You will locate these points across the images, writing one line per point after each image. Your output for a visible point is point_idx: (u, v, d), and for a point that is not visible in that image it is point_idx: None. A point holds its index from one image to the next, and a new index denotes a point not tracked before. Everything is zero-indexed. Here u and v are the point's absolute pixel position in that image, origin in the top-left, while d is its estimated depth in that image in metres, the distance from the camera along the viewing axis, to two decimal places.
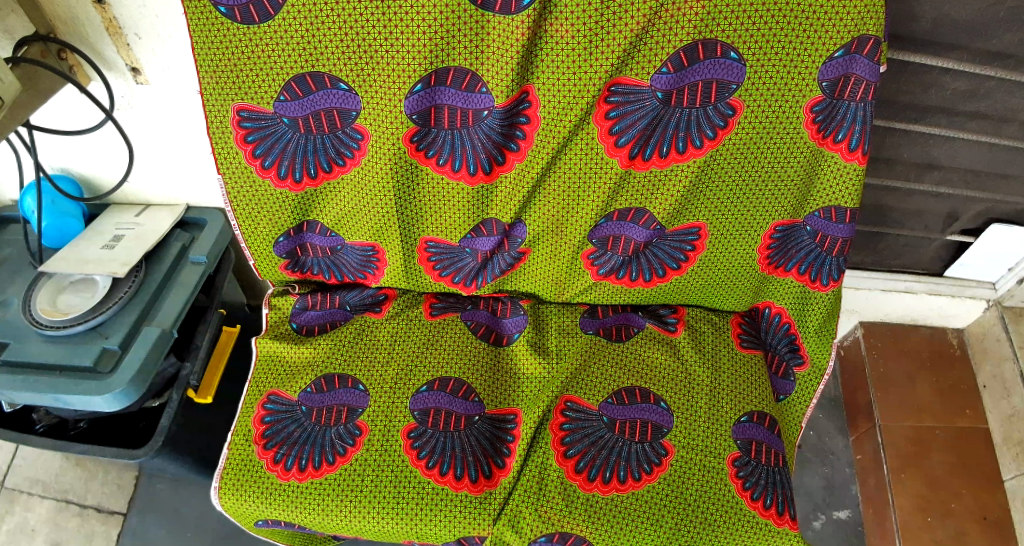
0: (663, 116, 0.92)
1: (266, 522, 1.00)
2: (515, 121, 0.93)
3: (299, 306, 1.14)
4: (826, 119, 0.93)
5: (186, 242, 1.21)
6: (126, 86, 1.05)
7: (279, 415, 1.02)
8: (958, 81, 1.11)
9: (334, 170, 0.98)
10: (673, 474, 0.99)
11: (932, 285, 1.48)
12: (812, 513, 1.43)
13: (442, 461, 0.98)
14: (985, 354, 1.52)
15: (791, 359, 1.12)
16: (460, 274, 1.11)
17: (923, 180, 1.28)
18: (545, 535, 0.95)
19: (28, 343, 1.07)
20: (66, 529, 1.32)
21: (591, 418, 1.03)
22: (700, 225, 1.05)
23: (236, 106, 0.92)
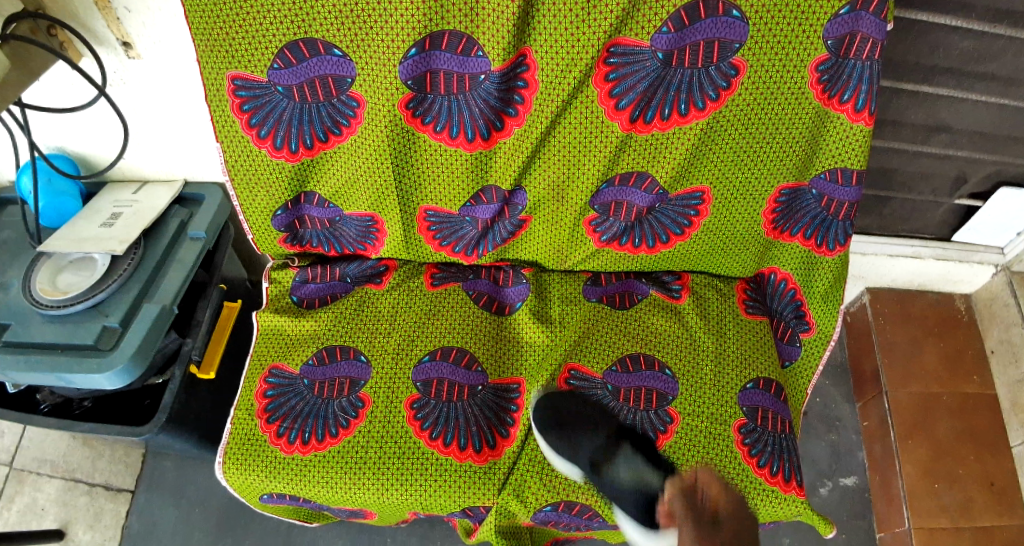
0: (664, 77, 0.90)
1: (271, 496, 1.00)
2: (512, 85, 0.91)
3: (299, 279, 1.12)
4: (832, 78, 0.91)
5: (185, 218, 1.20)
6: (117, 61, 1.03)
7: (282, 389, 1.02)
8: (967, 40, 1.08)
9: (330, 140, 0.97)
10: (678, 442, 0.98)
11: (940, 250, 1.46)
12: (817, 480, 1.44)
13: (446, 431, 0.98)
14: (992, 319, 1.50)
15: (797, 326, 1.11)
16: (461, 244, 1.10)
17: (931, 143, 1.25)
18: (550, 504, 0.95)
19: (29, 325, 1.06)
20: (75, 508, 1.33)
21: (595, 386, 1.02)
22: (703, 189, 1.03)
23: (231, 74, 0.91)
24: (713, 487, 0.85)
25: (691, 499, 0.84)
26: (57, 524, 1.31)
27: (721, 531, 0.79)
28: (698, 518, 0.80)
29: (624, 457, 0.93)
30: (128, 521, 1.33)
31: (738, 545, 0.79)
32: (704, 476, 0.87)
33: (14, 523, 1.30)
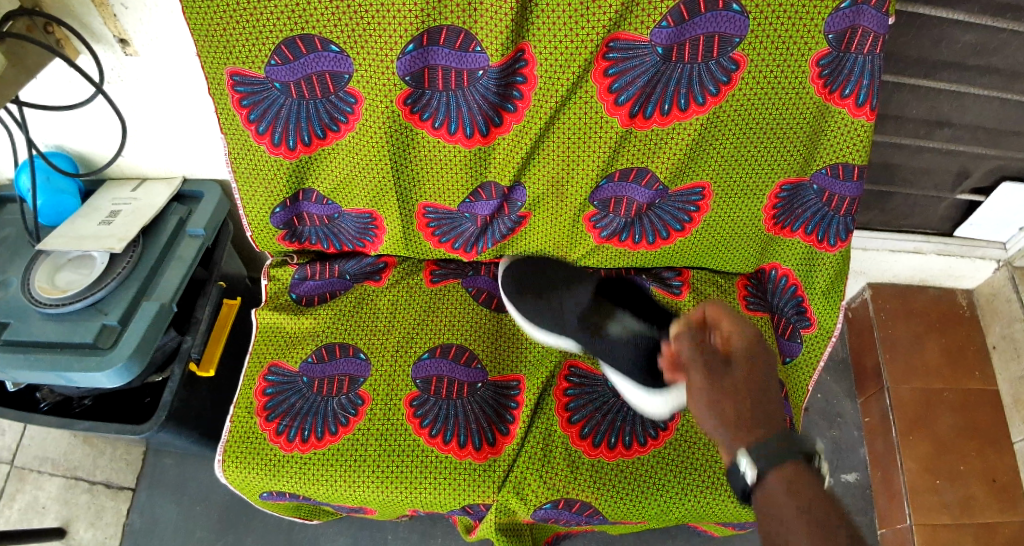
0: (664, 72, 0.89)
1: (270, 494, 1.00)
2: (511, 81, 0.91)
3: (298, 276, 1.12)
4: (832, 73, 0.91)
5: (184, 215, 1.19)
6: (115, 58, 1.02)
7: (281, 386, 1.01)
8: (968, 34, 1.07)
9: (328, 136, 0.96)
10: (679, 439, 0.98)
11: (942, 246, 1.45)
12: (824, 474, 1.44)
13: (445, 429, 0.97)
14: (994, 315, 1.49)
15: (797, 322, 1.10)
16: (460, 240, 1.09)
17: (932, 138, 1.24)
18: (550, 502, 0.95)
19: (28, 323, 1.06)
20: (76, 505, 1.33)
21: (596, 383, 1.03)
22: (704, 185, 1.02)
23: (229, 70, 0.90)
24: (722, 324, 0.86)
25: (697, 338, 0.86)
26: (58, 522, 1.31)
27: (731, 368, 0.82)
28: (706, 361, 0.83)
29: (615, 318, 1.05)
30: (129, 519, 1.33)
31: (753, 381, 0.81)
32: (712, 311, 0.88)
33: (16, 521, 1.30)
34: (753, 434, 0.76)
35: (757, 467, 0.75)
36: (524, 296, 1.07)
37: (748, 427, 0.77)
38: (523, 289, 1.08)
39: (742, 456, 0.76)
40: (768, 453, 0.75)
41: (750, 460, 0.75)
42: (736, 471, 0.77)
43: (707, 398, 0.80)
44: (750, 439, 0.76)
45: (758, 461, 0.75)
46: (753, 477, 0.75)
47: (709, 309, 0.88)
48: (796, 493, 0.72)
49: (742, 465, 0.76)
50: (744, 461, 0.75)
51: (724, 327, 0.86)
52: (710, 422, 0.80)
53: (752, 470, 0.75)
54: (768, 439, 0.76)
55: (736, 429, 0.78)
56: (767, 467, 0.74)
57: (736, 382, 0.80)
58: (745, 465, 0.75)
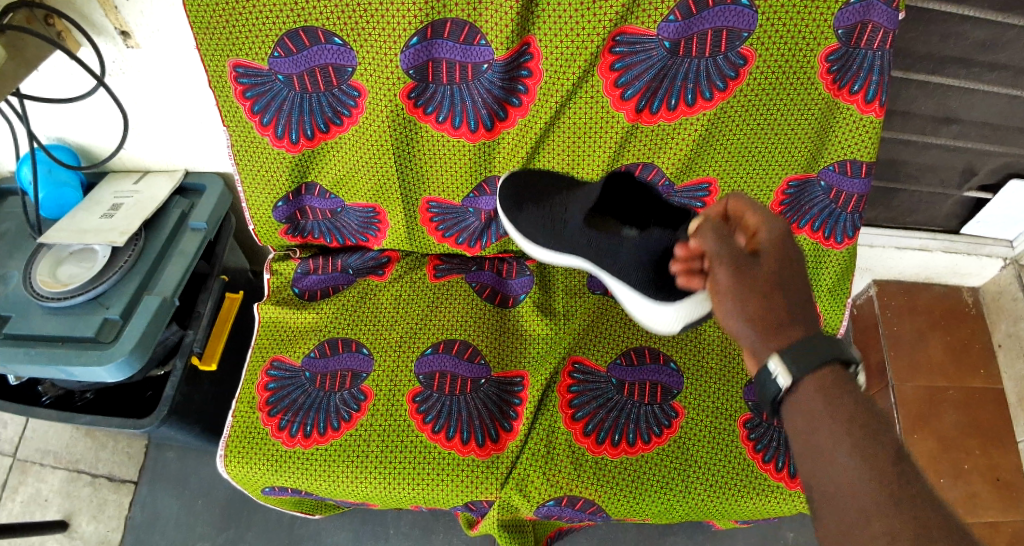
0: (670, 67, 0.89)
1: (272, 489, 0.99)
2: (516, 74, 0.90)
3: (301, 271, 1.11)
4: (841, 68, 0.90)
5: (185, 209, 1.19)
6: (116, 51, 1.02)
7: (283, 381, 1.01)
8: (978, 29, 1.06)
9: (331, 130, 0.95)
10: (683, 437, 0.97)
11: (948, 243, 1.44)
12: None
13: (448, 425, 0.97)
14: (1000, 312, 1.49)
15: None
16: (464, 235, 1.09)
17: (940, 134, 1.23)
18: (553, 499, 0.94)
19: (30, 317, 1.05)
20: (79, 498, 1.33)
21: (599, 380, 1.01)
22: (710, 180, 1.01)
23: (232, 62, 0.89)
24: (749, 216, 0.72)
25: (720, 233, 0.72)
26: (61, 515, 1.31)
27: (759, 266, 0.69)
28: (731, 255, 0.69)
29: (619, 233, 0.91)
30: (131, 513, 1.33)
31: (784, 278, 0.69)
32: (734, 205, 0.74)
33: (18, 514, 1.30)
34: (787, 333, 0.67)
35: (793, 373, 0.65)
36: (523, 206, 0.96)
37: (781, 328, 0.67)
38: (522, 199, 0.96)
39: (772, 360, 0.66)
40: (805, 358, 0.65)
41: (783, 365, 0.65)
42: (764, 374, 0.66)
43: (731, 297, 0.69)
44: (784, 342, 0.67)
45: (793, 368, 0.65)
46: (788, 383, 0.65)
47: (732, 201, 0.74)
48: (832, 401, 0.64)
49: (773, 370, 0.66)
50: (776, 365, 0.65)
51: (751, 219, 0.71)
52: (733, 320, 0.69)
53: (785, 377, 0.65)
54: (805, 341, 0.66)
55: (765, 331, 0.68)
56: (804, 373, 0.65)
57: (766, 280, 0.68)
58: (778, 370, 0.65)
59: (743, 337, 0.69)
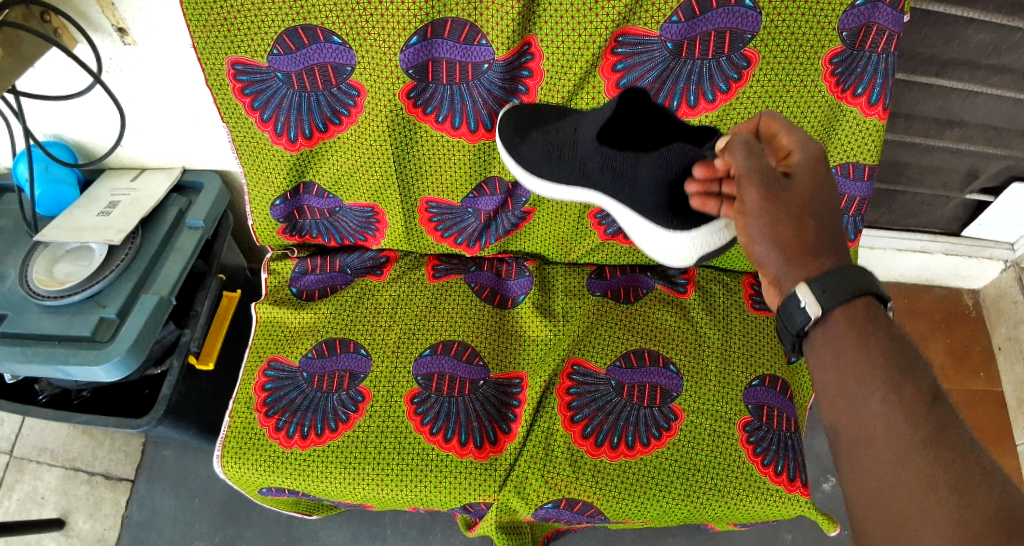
0: (673, 68, 0.88)
1: (270, 490, 0.99)
2: (516, 74, 0.89)
3: (298, 270, 1.11)
4: (845, 71, 0.89)
5: (183, 206, 1.18)
6: (113, 47, 1.01)
7: (280, 382, 1.00)
8: (984, 32, 1.05)
9: (330, 130, 0.95)
10: (682, 440, 0.97)
11: (950, 245, 1.43)
12: (821, 475, 1.35)
13: (446, 427, 0.97)
14: (1000, 315, 1.48)
15: None
16: (463, 235, 1.08)
17: (943, 136, 1.22)
18: (552, 502, 0.94)
19: (27, 315, 1.05)
20: (76, 496, 1.32)
21: (598, 382, 1.00)
22: None
23: (230, 60, 0.88)
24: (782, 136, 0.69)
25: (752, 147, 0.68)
26: (57, 513, 1.31)
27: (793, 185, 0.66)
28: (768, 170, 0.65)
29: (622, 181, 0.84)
30: (127, 511, 1.32)
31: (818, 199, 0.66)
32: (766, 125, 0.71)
33: (14, 512, 1.30)
34: (815, 265, 0.66)
35: (822, 305, 0.64)
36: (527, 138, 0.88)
37: (810, 257, 0.66)
38: (523, 127, 0.88)
39: (801, 289, 0.65)
40: (836, 287, 0.64)
41: (812, 295, 0.65)
42: (791, 304, 0.66)
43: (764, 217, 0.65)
44: (812, 272, 0.66)
45: (823, 299, 0.64)
46: (816, 313, 0.65)
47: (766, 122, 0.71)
48: (862, 334, 0.64)
49: (802, 300, 0.65)
50: (805, 294, 0.65)
51: (785, 142, 0.69)
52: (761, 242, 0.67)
53: (815, 307, 0.65)
54: (835, 270, 0.65)
55: (793, 257, 0.66)
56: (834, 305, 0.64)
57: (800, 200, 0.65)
58: (807, 302, 0.65)
59: (767, 265, 0.68)
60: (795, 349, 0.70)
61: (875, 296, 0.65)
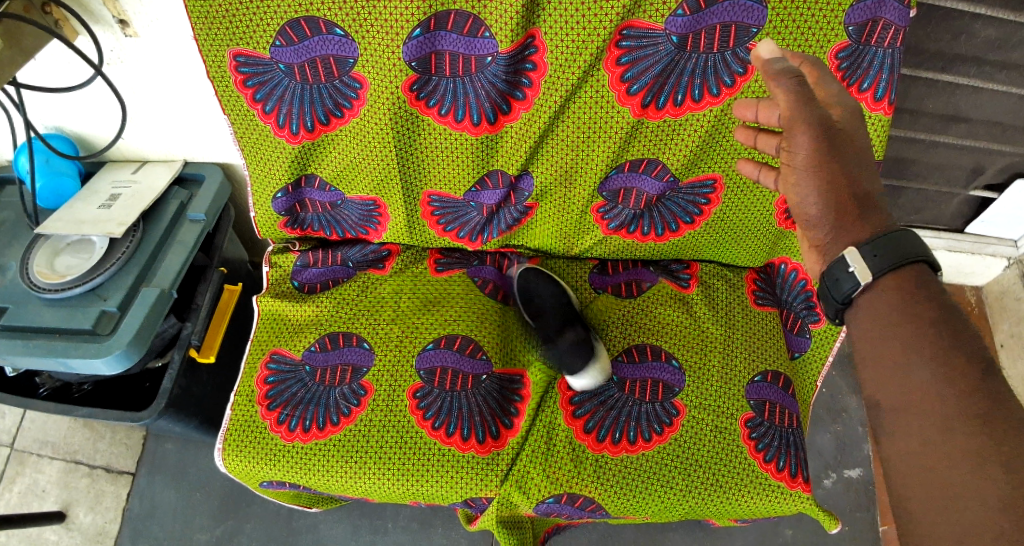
0: (678, 61, 0.87)
1: (271, 483, 0.99)
2: (520, 67, 0.88)
3: (300, 264, 1.10)
4: (851, 66, 0.88)
5: (184, 199, 1.18)
6: (114, 39, 1.00)
7: (282, 375, 1.00)
8: (990, 27, 1.05)
9: (332, 122, 0.94)
10: (684, 436, 0.97)
11: (953, 242, 1.43)
12: (822, 471, 1.35)
13: (448, 421, 0.96)
14: (1003, 312, 1.48)
15: (807, 316, 1.08)
16: (465, 229, 1.08)
17: (948, 133, 1.22)
18: (553, 497, 0.94)
19: (27, 308, 1.04)
20: (76, 489, 1.32)
21: (600, 377, 1.00)
22: (715, 177, 1.00)
23: (231, 51, 0.88)
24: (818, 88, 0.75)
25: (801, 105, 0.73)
26: (58, 506, 1.30)
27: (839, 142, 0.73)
28: (819, 122, 0.72)
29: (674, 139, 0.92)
30: (128, 504, 1.32)
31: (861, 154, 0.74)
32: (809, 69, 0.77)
33: (16, 505, 1.30)
34: (862, 234, 0.73)
35: (872, 270, 0.70)
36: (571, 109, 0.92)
37: (857, 223, 0.73)
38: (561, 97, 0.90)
39: (852, 254, 0.72)
40: (886, 252, 0.70)
41: (863, 261, 0.71)
42: (841, 269, 0.72)
43: (813, 172, 0.74)
44: (860, 237, 0.73)
45: (873, 264, 0.71)
46: (865, 279, 0.71)
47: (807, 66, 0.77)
48: (907, 301, 0.70)
49: (852, 266, 0.71)
50: (855, 259, 0.71)
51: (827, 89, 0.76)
52: (810, 198, 0.75)
53: (864, 272, 0.71)
54: (885, 234, 0.71)
55: (839, 217, 0.73)
56: (884, 270, 0.70)
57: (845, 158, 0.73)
58: (858, 267, 0.71)
59: (815, 225, 0.76)
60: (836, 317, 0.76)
61: (924, 264, 0.71)
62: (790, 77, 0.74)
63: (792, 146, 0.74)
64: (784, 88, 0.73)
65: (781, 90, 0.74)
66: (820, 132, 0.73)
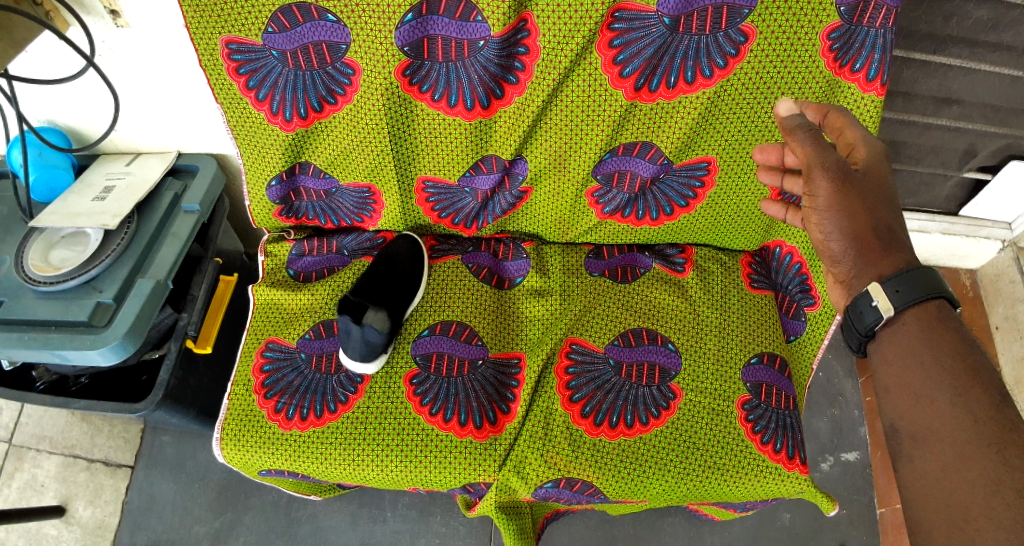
0: (671, 44, 0.87)
1: (269, 472, 0.99)
2: (513, 52, 0.88)
3: (295, 252, 1.10)
4: (844, 47, 0.88)
5: (179, 190, 1.17)
6: (105, 29, 1.00)
7: (279, 363, 1.00)
8: (982, 9, 1.05)
9: (325, 109, 0.94)
10: (681, 418, 0.97)
11: (948, 224, 1.43)
12: (819, 455, 1.36)
13: (446, 407, 0.97)
14: (998, 295, 1.48)
15: (802, 299, 1.07)
16: (460, 216, 1.08)
17: (941, 115, 1.22)
18: (551, 481, 0.94)
19: (22, 301, 1.04)
20: (75, 484, 1.32)
21: (597, 361, 1.00)
22: (709, 159, 1.00)
23: (224, 39, 0.88)
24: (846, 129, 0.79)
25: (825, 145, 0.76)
26: (57, 501, 1.30)
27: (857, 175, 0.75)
28: (837, 166, 0.74)
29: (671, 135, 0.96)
30: (128, 497, 1.32)
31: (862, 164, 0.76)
32: (833, 117, 0.81)
33: (15, 500, 1.30)
34: (886, 267, 0.73)
35: (895, 304, 0.71)
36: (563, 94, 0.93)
37: (881, 257, 0.73)
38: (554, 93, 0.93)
39: (875, 289, 0.72)
40: (909, 286, 0.70)
41: (885, 295, 0.71)
42: (864, 302, 0.73)
43: (834, 213, 0.75)
44: (883, 272, 0.73)
45: (895, 299, 0.71)
46: (888, 314, 0.71)
47: (833, 113, 0.81)
48: (930, 334, 0.70)
49: (875, 299, 0.72)
50: (879, 296, 0.71)
51: (848, 134, 0.79)
52: (832, 237, 0.76)
53: (887, 307, 0.71)
54: (911, 269, 0.71)
55: None
56: (905, 304, 0.70)
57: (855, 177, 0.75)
58: (881, 301, 0.71)
59: (839, 260, 0.77)
60: (858, 349, 0.76)
61: (946, 298, 0.71)
62: (806, 130, 0.77)
63: (813, 190, 0.76)
64: (801, 139, 0.77)
65: (797, 142, 0.77)
66: (836, 173, 0.75)
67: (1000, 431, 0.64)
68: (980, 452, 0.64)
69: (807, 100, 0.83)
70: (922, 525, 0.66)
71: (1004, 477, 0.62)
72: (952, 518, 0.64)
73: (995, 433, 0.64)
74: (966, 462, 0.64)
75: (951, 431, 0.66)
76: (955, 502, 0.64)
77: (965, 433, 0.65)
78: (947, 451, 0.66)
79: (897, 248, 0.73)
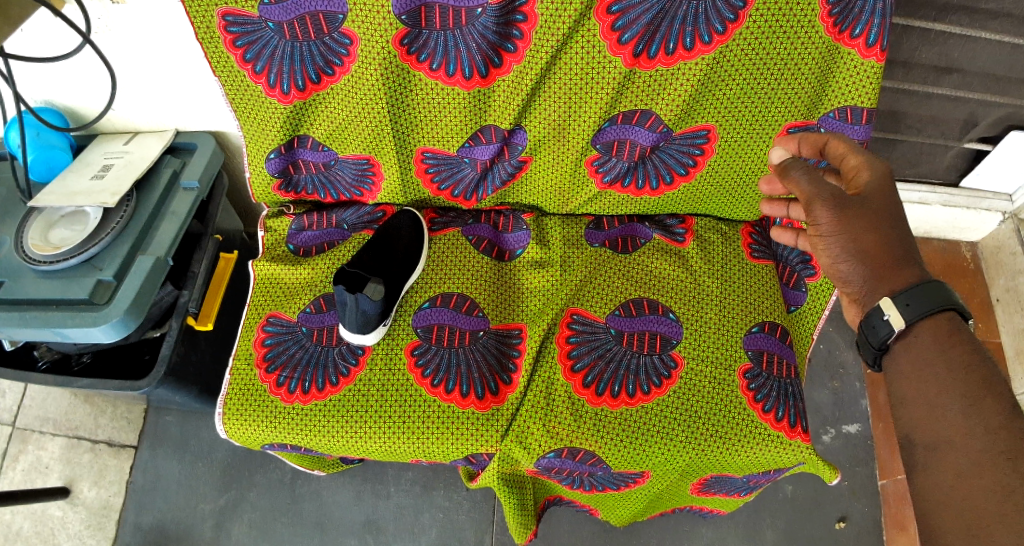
0: (669, 9, 0.86)
1: (273, 446, 0.99)
2: (511, 19, 0.87)
3: (296, 227, 1.10)
4: (843, 11, 0.88)
5: (177, 167, 1.17)
6: (101, 6, 0.99)
7: (279, 337, 1.00)
8: None
9: (322, 81, 0.94)
10: (683, 386, 0.97)
11: (947, 196, 1.42)
12: (821, 427, 1.36)
13: (447, 378, 0.97)
14: (999, 267, 1.48)
15: (802, 270, 1.09)
16: (460, 187, 1.08)
17: (941, 84, 1.21)
18: (553, 451, 0.94)
19: (22, 281, 1.04)
20: (79, 465, 1.33)
21: (598, 330, 1.00)
22: (709, 127, 1.00)
23: (220, 11, 0.87)
24: (851, 156, 0.80)
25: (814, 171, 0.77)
26: (62, 482, 1.31)
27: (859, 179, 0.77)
28: (835, 197, 0.75)
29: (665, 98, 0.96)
30: (132, 478, 1.33)
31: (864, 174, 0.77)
32: (834, 143, 0.82)
33: (20, 482, 1.30)
34: (897, 284, 0.73)
35: (907, 318, 0.70)
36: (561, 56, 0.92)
37: (883, 247, 0.73)
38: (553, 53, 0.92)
39: (887, 305, 0.72)
40: (920, 300, 0.70)
41: (897, 309, 0.71)
42: (877, 317, 0.72)
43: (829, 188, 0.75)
44: (894, 283, 0.73)
45: (907, 313, 0.71)
46: (901, 327, 0.71)
47: (832, 141, 0.82)
48: (943, 345, 0.70)
49: (887, 314, 0.71)
50: (890, 311, 0.71)
51: (851, 159, 0.80)
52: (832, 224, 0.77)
53: (899, 321, 0.71)
54: (917, 284, 0.71)
55: None
56: (918, 317, 0.70)
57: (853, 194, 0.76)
58: (892, 315, 0.71)
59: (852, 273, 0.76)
60: (875, 362, 0.75)
61: (957, 309, 0.71)
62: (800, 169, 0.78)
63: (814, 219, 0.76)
64: (796, 178, 0.78)
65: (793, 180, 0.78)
66: (835, 198, 0.75)
67: (1008, 435, 0.64)
68: (992, 459, 0.64)
69: (806, 134, 0.85)
70: (934, 521, 0.66)
71: (1016, 482, 0.62)
72: (965, 523, 0.64)
73: (1008, 439, 0.64)
74: (978, 468, 0.64)
75: (963, 435, 0.66)
76: (967, 503, 0.64)
77: (978, 439, 0.65)
78: (957, 455, 0.66)
79: (902, 244, 0.74)
